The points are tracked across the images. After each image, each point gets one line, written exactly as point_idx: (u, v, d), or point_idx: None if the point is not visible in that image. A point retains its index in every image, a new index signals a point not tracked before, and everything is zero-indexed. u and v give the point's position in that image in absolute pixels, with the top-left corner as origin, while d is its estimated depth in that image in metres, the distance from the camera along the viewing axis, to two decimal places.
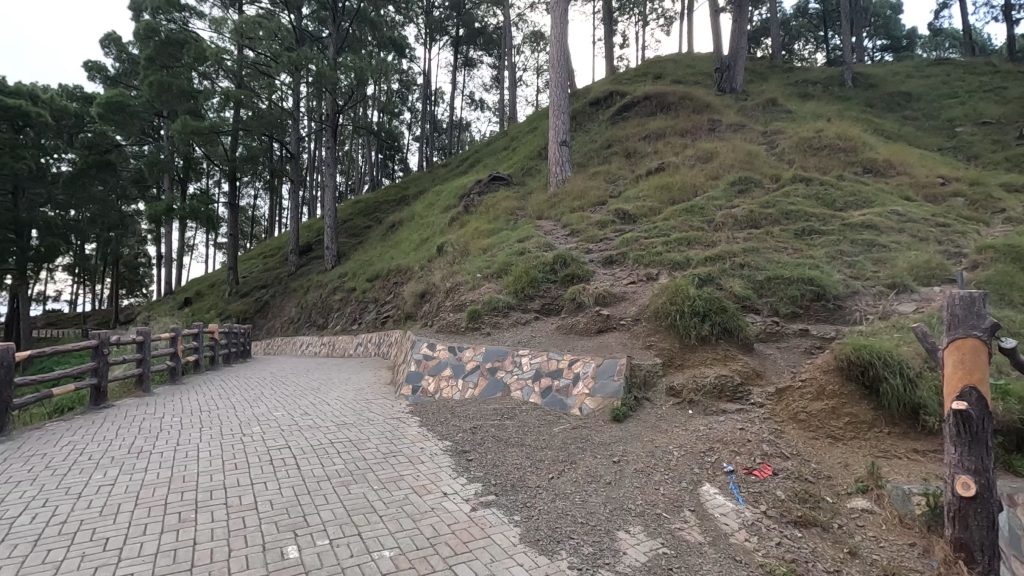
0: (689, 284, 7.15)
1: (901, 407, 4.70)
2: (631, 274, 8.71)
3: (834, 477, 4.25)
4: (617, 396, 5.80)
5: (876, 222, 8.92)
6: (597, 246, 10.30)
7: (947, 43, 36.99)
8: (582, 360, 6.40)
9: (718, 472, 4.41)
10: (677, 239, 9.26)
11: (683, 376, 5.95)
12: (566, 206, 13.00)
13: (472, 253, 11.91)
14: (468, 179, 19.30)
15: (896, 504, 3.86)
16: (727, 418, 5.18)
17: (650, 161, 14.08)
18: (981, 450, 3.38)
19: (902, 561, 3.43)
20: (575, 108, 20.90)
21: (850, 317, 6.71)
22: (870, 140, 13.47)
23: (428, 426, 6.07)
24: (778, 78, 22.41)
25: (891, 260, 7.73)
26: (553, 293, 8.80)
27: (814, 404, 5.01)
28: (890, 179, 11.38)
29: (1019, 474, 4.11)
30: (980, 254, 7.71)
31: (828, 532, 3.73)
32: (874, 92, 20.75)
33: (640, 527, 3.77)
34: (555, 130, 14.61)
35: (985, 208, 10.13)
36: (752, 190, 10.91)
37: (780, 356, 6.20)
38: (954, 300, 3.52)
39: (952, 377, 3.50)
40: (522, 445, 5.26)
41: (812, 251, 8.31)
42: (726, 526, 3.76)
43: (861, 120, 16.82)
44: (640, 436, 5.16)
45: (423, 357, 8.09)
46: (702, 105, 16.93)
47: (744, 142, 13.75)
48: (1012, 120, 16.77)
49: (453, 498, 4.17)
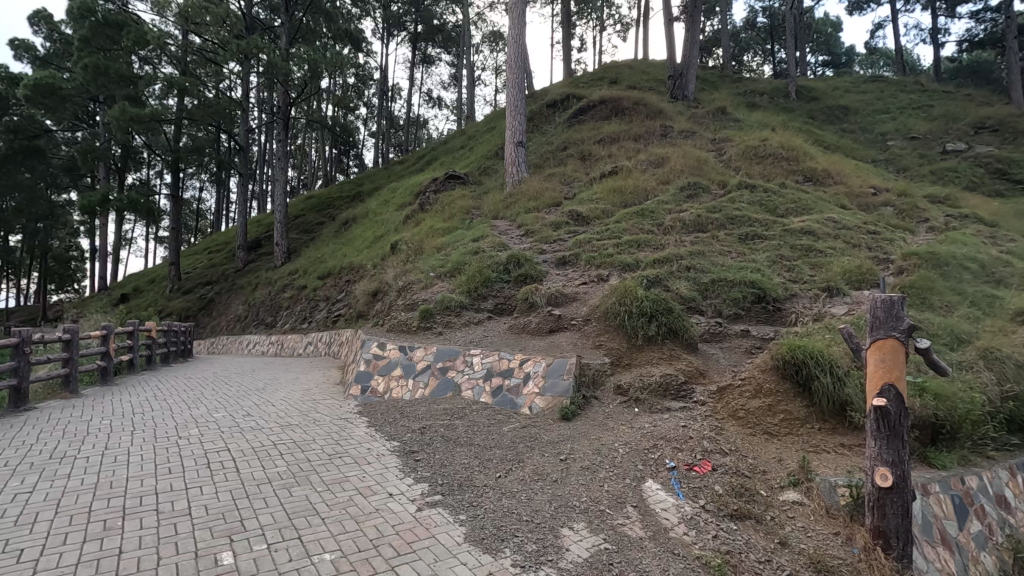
0: (637, 285, 7.32)
1: (830, 404, 4.96)
2: (583, 275, 8.85)
3: (768, 471, 4.45)
4: (566, 395, 5.88)
5: (814, 228, 9.39)
6: (551, 246, 10.40)
7: (882, 61, 39.34)
8: (533, 359, 6.46)
9: (661, 468, 4.54)
10: (628, 240, 9.47)
11: (630, 375, 6.08)
12: (521, 206, 13.07)
13: (426, 251, 11.81)
14: (424, 177, 19.12)
15: (823, 496, 4.06)
16: (670, 416, 5.34)
17: (604, 164, 14.34)
18: (897, 443, 3.61)
19: (827, 549, 3.64)
20: (532, 109, 21.04)
21: (788, 318, 7.05)
22: (811, 150, 14.17)
23: (376, 426, 5.98)
24: (728, 88, 23.24)
25: (827, 265, 8.16)
26: (506, 293, 8.83)
27: (752, 401, 5.23)
28: (828, 187, 12.01)
29: (933, 465, 4.42)
30: (906, 261, 8.24)
31: (761, 523, 3.90)
32: (815, 104, 21.81)
33: (584, 523, 3.84)
34: (512, 131, 14.65)
35: (912, 217, 10.85)
36: (700, 196, 11.27)
37: (722, 355, 6.44)
38: (876, 303, 3.73)
39: (873, 375, 3.72)
40: (471, 445, 5.26)
41: (754, 255, 8.67)
42: (666, 521, 3.88)
43: (803, 130, 17.66)
44: (587, 433, 5.26)
45: (373, 356, 7.98)
46: (655, 111, 17.39)
47: (693, 148, 14.19)
48: (937, 136, 18.01)
49: (398, 499, 4.14)
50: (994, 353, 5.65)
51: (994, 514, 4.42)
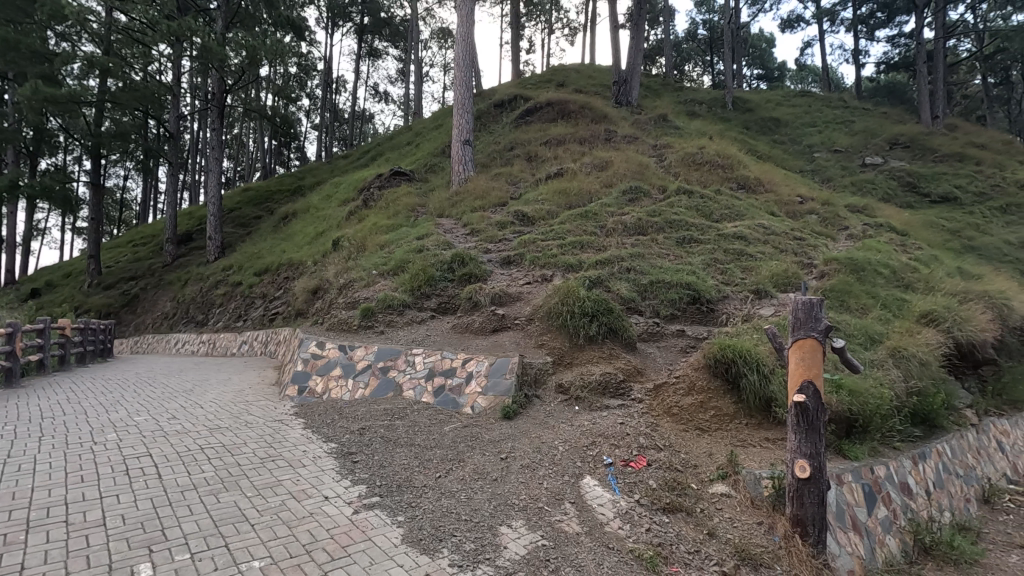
0: (579, 285, 7.45)
1: (757, 400, 5.23)
2: (527, 275, 8.93)
3: (699, 466, 4.64)
4: (507, 394, 5.92)
5: (745, 233, 9.89)
6: (496, 246, 10.42)
7: (810, 77, 41.86)
8: (475, 359, 6.46)
9: (598, 465, 4.64)
10: (571, 242, 9.64)
11: (572, 374, 6.18)
12: (466, 205, 13.02)
13: (369, 248, 11.57)
14: (369, 172, 18.70)
15: (749, 487, 4.27)
16: (608, 414, 5.48)
17: (550, 166, 14.51)
18: (815, 437, 3.84)
19: (751, 539, 3.84)
20: (479, 108, 21.02)
21: (720, 319, 7.39)
22: (744, 159, 14.88)
23: (312, 428, 5.79)
24: (669, 96, 24.07)
25: (756, 269, 8.60)
26: (450, 292, 8.78)
27: (685, 398, 5.45)
28: (759, 195, 12.65)
29: (847, 456, 4.75)
30: (827, 265, 8.81)
31: (691, 516, 4.07)
32: (749, 115, 22.92)
33: (522, 521, 3.87)
34: (459, 129, 14.58)
35: (833, 225, 11.60)
36: (641, 200, 11.60)
37: (659, 354, 6.66)
38: (797, 304, 3.95)
39: (795, 372, 3.94)
40: (411, 445, 5.19)
41: (690, 258, 9.02)
42: (602, 516, 3.98)
43: (738, 140, 18.52)
44: (527, 432, 5.30)
45: (311, 356, 7.74)
46: (600, 115, 17.76)
47: (636, 153, 14.60)
48: (857, 150, 19.34)
49: (334, 502, 4.03)
50: (901, 352, 6.13)
51: (899, 500, 4.79)
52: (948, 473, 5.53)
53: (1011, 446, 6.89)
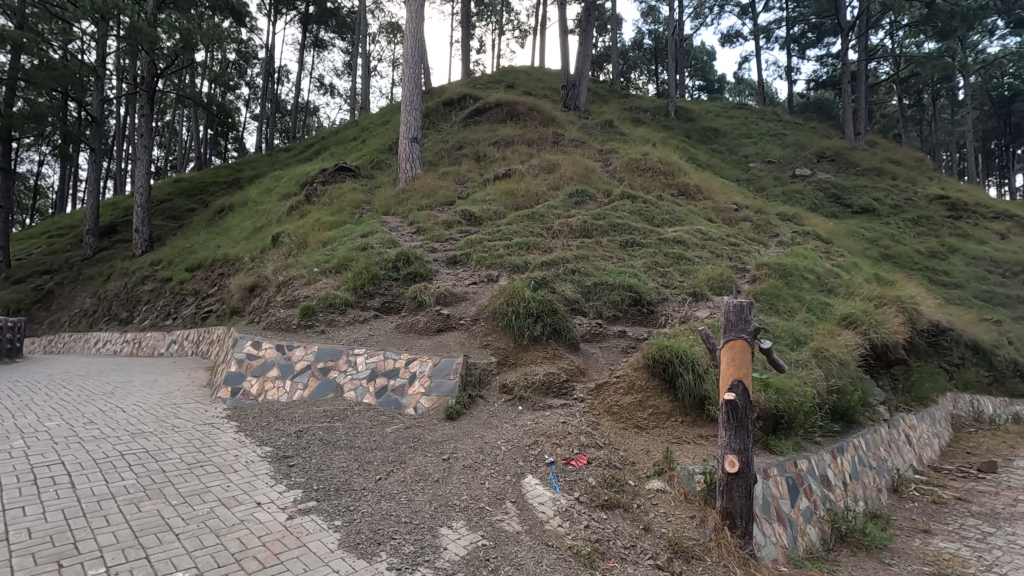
0: (524, 286, 7.50)
1: (692, 398, 5.44)
2: (473, 275, 8.91)
3: (637, 463, 4.77)
4: (451, 394, 5.89)
5: (685, 238, 10.26)
6: (442, 245, 10.34)
7: (747, 91, 43.95)
8: (419, 359, 6.38)
9: (540, 463, 4.69)
10: (518, 243, 9.70)
11: (515, 374, 6.22)
12: (413, 203, 12.85)
13: (310, 245, 11.21)
14: (312, 166, 18.12)
15: (683, 483, 4.44)
16: (551, 413, 5.55)
17: (498, 166, 14.54)
18: (743, 433, 4.03)
19: (683, 532, 4.00)
20: (428, 105, 20.80)
21: (659, 320, 7.64)
22: (685, 166, 15.45)
23: (246, 431, 5.55)
24: (616, 103, 24.65)
25: (694, 272, 8.95)
26: (394, 291, 8.63)
27: (625, 397, 5.61)
28: (698, 202, 13.17)
29: (773, 451, 5.03)
30: (758, 270, 9.29)
31: (628, 511, 4.19)
32: (691, 125, 23.79)
33: (463, 522, 3.87)
34: (406, 126, 14.38)
35: (765, 232, 12.23)
36: (586, 203, 11.82)
37: (601, 355, 6.82)
38: (728, 306, 4.16)
39: (726, 372, 4.13)
40: (351, 447, 5.07)
41: (632, 261, 9.27)
42: (542, 514, 4.03)
43: (680, 148, 19.20)
44: (471, 432, 5.30)
45: (246, 356, 7.42)
46: (548, 118, 17.97)
47: (582, 157, 14.85)
48: (788, 162, 20.47)
49: (267, 508, 3.88)
50: (823, 352, 6.55)
51: (819, 491, 5.10)
52: (862, 465, 5.94)
53: (918, 439, 7.47)
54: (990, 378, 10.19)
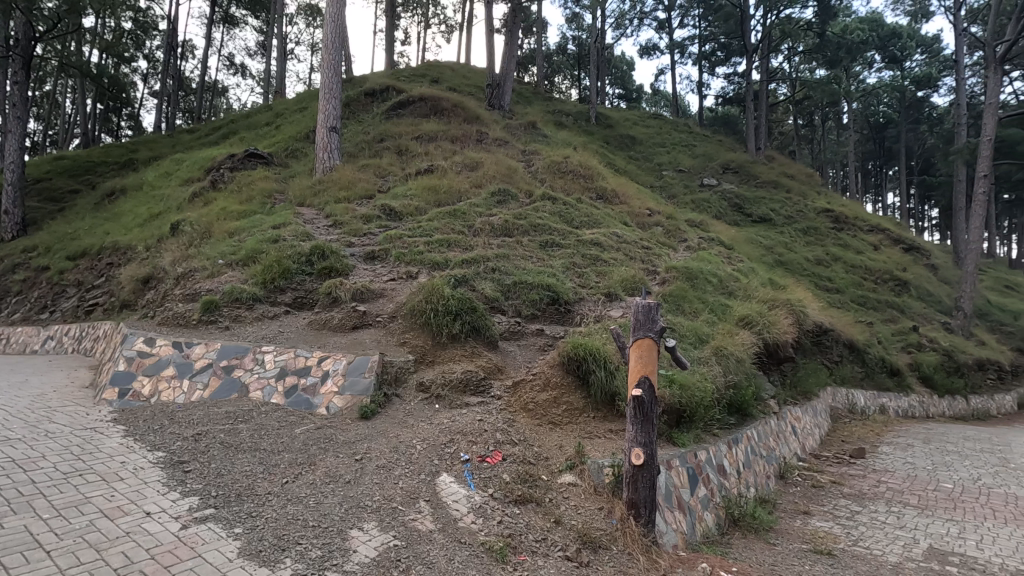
0: (444, 283, 7.43)
1: (603, 394, 5.66)
2: (391, 271, 8.74)
3: (550, 457, 4.90)
4: (366, 393, 5.75)
5: (601, 240, 10.64)
6: (360, 240, 10.03)
7: (662, 102, 46.25)
8: (333, 357, 6.18)
9: (456, 461, 4.69)
10: (438, 239, 9.60)
11: (433, 372, 6.19)
12: (329, 195, 12.38)
13: (215, 235, 10.49)
14: (218, 151, 16.94)
15: (592, 476, 4.62)
16: (468, 411, 5.56)
17: (420, 161, 14.31)
18: (649, 428, 4.23)
19: (591, 524, 4.16)
20: (348, 94, 20.09)
21: (575, 319, 7.88)
22: (604, 171, 15.98)
23: (136, 435, 5.10)
24: (539, 105, 25.05)
25: (609, 273, 9.31)
26: (308, 286, 8.27)
27: (540, 394, 5.74)
28: (615, 206, 13.68)
29: (676, 443, 5.35)
30: (668, 273, 9.82)
31: (540, 506, 4.29)
32: (610, 131, 24.65)
33: (375, 523, 3.79)
34: (325, 115, 13.83)
35: (675, 237, 12.94)
36: (508, 203, 11.93)
37: (520, 353, 6.92)
38: (637, 307, 4.37)
39: (634, 370, 4.33)
40: (255, 450, 4.80)
41: (551, 261, 9.46)
42: (456, 512, 4.04)
43: (600, 153, 19.83)
44: (386, 432, 5.19)
45: (137, 354, 6.81)
46: (472, 116, 17.93)
47: (506, 156, 14.96)
48: (697, 171, 21.77)
49: (158, 517, 3.60)
50: (722, 351, 7.06)
51: (716, 480, 5.49)
52: (754, 454, 6.45)
53: (802, 429, 8.23)
54: (863, 374, 11.41)
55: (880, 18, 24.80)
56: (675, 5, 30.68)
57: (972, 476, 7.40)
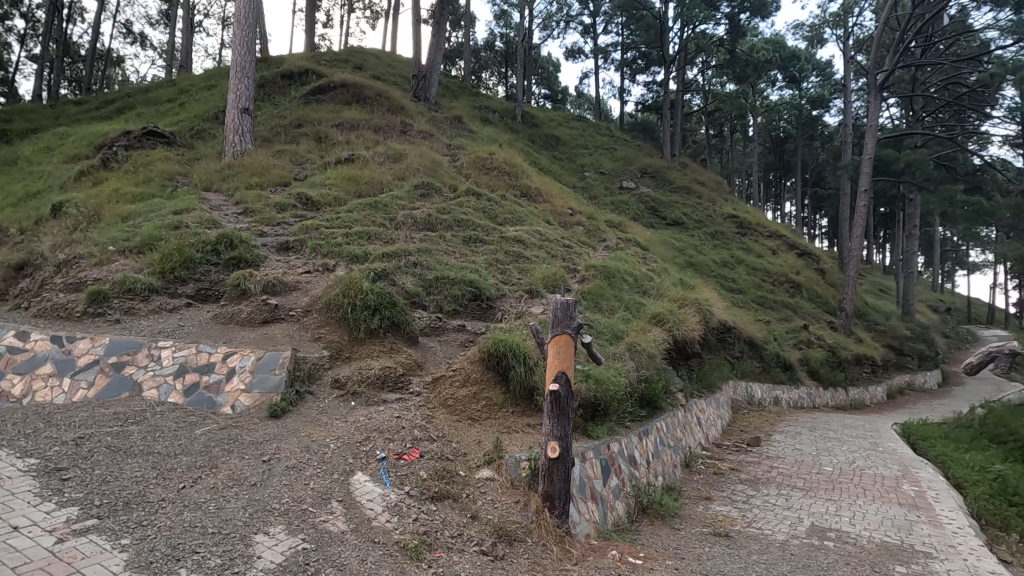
0: (363, 277, 7.20)
1: (522, 390, 5.73)
2: (307, 263, 8.36)
3: (468, 453, 4.89)
4: (277, 390, 5.48)
5: (524, 238, 10.77)
6: (273, 230, 9.51)
7: (586, 105, 47.55)
8: (239, 353, 5.84)
9: (371, 460, 4.58)
10: (358, 231, 9.31)
11: (350, 368, 5.99)
12: (240, 180, 11.65)
13: (106, 219, 9.54)
14: (111, 127, 15.41)
15: (510, 470, 4.66)
16: (386, 408, 5.44)
17: (340, 150, 13.78)
18: (564, 421, 4.34)
19: (508, 517, 4.21)
20: (263, 74, 18.96)
21: (497, 316, 7.91)
22: (528, 169, 16.15)
23: (3, 441, 4.55)
24: (466, 99, 24.92)
25: (531, 271, 9.44)
26: (213, 277, 7.73)
27: (460, 390, 5.72)
28: (538, 204, 13.88)
29: (591, 436, 5.54)
30: (587, 272, 10.12)
31: (457, 501, 4.28)
32: (535, 130, 24.97)
33: (282, 526, 3.63)
34: (236, 95, 12.98)
35: (595, 237, 13.35)
36: (432, 196, 11.78)
37: (440, 349, 6.86)
38: (556, 304, 4.47)
39: (552, 365, 4.42)
40: (148, 454, 4.43)
41: (474, 257, 9.45)
42: (370, 511, 3.95)
43: (525, 151, 20.03)
44: (297, 431, 4.95)
45: (7, 351, 6.07)
46: (396, 106, 17.51)
47: (430, 150, 14.74)
48: (617, 174, 22.59)
49: (28, 533, 3.24)
50: (636, 347, 7.39)
51: (627, 470, 5.73)
52: (662, 445, 6.80)
53: (706, 420, 8.77)
54: (760, 368, 12.35)
55: (782, 40, 26.84)
56: (600, 11, 31.54)
57: (848, 459, 8.25)
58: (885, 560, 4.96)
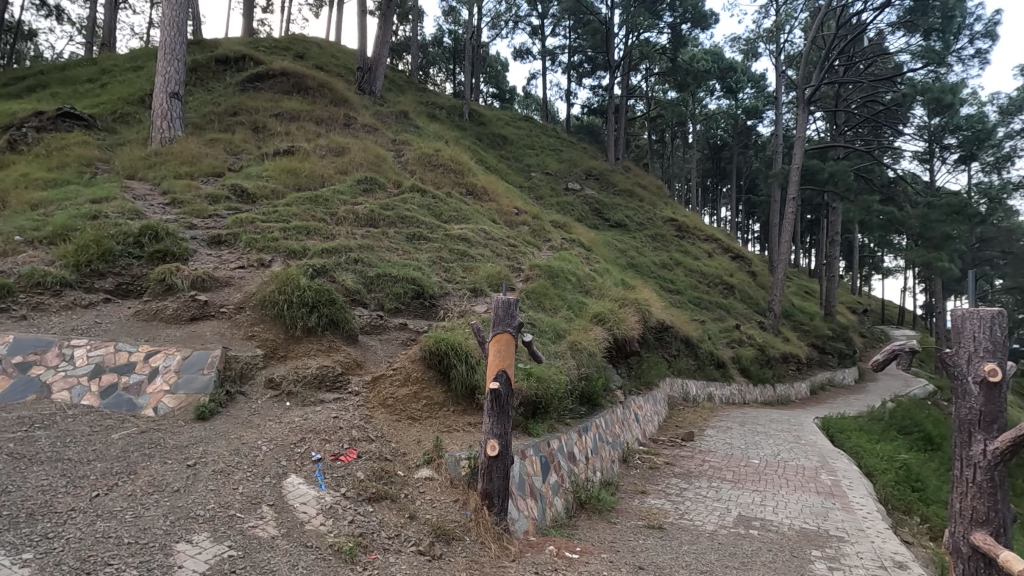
0: (301, 273, 6.95)
1: (463, 388, 5.71)
2: (240, 258, 8.00)
3: (407, 453, 4.82)
4: (205, 391, 5.22)
5: (469, 236, 10.74)
6: (203, 222, 9.05)
7: (533, 106, 48.00)
8: (164, 353, 5.55)
9: (306, 461, 4.44)
10: (296, 225, 8.99)
11: (285, 367, 5.79)
12: (167, 169, 11.01)
13: (12, 206, 8.76)
14: (19, 106, 14.14)
15: (449, 469, 4.64)
16: (322, 408, 5.29)
17: (279, 141, 13.26)
18: (504, 419, 4.35)
19: (446, 516, 4.20)
20: (195, 58, 17.96)
21: (439, 314, 7.83)
22: (474, 167, 16.07)
23: None
24: (412, 95, 24.56)
25: (475, 269, 9.43)
26: (135, 271, 7.26)
27: (401, 389, 5.65)
28: (484, 203, 13.87)
29: (531, 434, 5.60)
30: (532, 271, 10.23)
31: (394, 502, 4.22)
32: (483, 128, 24.94)
33: (206, 533, 3.47)
34: (165, 78, 12.22)
35: (539, 236, 13.48)
36: (375, 192, 11.53)
37: (380, 347, 6.74)
38: (498, 302, 4.51)
39: (492, 364, 4.45)
40: (57, 461, 4.11)
41: (417, 254, 9.33)
42: (303, 515, 3.83)
43: (471, 149, 19.94)
44: (226, 433, 4.73)
45: None
46: (339, 98, 17.02)
47: (374, 144, 14.41)
48: (562, 175, 22.92)
49: None
50: (576, 346, 7.55)
51: (566, 466, 5.84)
52: (601, 441, 6.95)
53: (643, 416, 9.05)
54: (695, 366, 12.87)
55: (720, 52, 27.98)
56: (548, 13, 31.83)
57: (773, 452, 8.74)
58: (802, 545, 5.29)
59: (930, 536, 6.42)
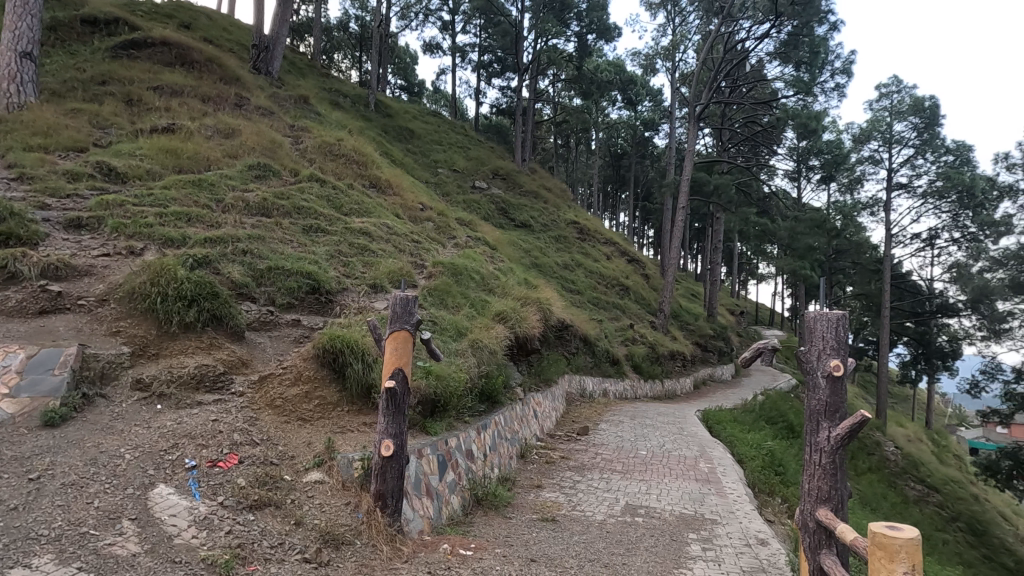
0: (178, 264, 6.34)
1: (358, 387, 5.51)
2: (105, 244, 7.16)
3: (295, 456, 4.57)
4: (55, 394, 4.60)
5: (370, 230, 10.40)
6: (61, 202, 7.99)
7: (442, 102, 47.52)
8: (4, 352, 4.85)
9: (178, 469, 4.07)
10: (175, 211, 8.20)
11: (157, 367, 5.25)
12: (15, 139, 9.58)
13: None
14: None
15: (341, 471, 4.46)
16: (200, 411, 4.87)
17: (157, 117, 12.01)
18: (399, 418, 4.26)
19: (336, 520, 4.04)
20: (54, 15, 15.75)
21: (335, 310, 7.50)
22: (379, 160, 15.54)
23: None
24: (314, 80, 23.32)
25: (376, 264, 9.16)
26: None
27: (291, 389, 5.35)
28: (387, 197, 13.50)
29: (428, 433, 5.53)
30: (435, 268, 10.12)
31: (279, 508, 3.99)
32: (389, 120, 24.23)
33: (51, 556, 3.07)
34: (14, 34, 10.60)
35: (444, 233, 13.35)
36: (269, 179, 10.83)
37: (269, 345, 6.32)
38: (396, 300, 4.41)
39: (388, 362, 4.34)
40: None
41: (314, 248, 8.89)
42: (173, 528, 3.50)
43: (376, 141, 19.31)
44: (81, 441, 4.20)
45: None
46: (231, 76, 15.76)
47: (269, 128, 13.48)
48: (470, 173, 22.89)
49: None
50: (477, 344, 7.57)
51: (463, 464, 5.83)
52: (499, 438, 7.04)
53: (541, 412, 9.28)
54: (592, 363, 13.42)
55: (622, 65, 29.42)
56: (458, 9, 31.62)
57: (659, 444, 9.33)
58: (681, 529, 5.71)
59: (788, 514, 7.19)
